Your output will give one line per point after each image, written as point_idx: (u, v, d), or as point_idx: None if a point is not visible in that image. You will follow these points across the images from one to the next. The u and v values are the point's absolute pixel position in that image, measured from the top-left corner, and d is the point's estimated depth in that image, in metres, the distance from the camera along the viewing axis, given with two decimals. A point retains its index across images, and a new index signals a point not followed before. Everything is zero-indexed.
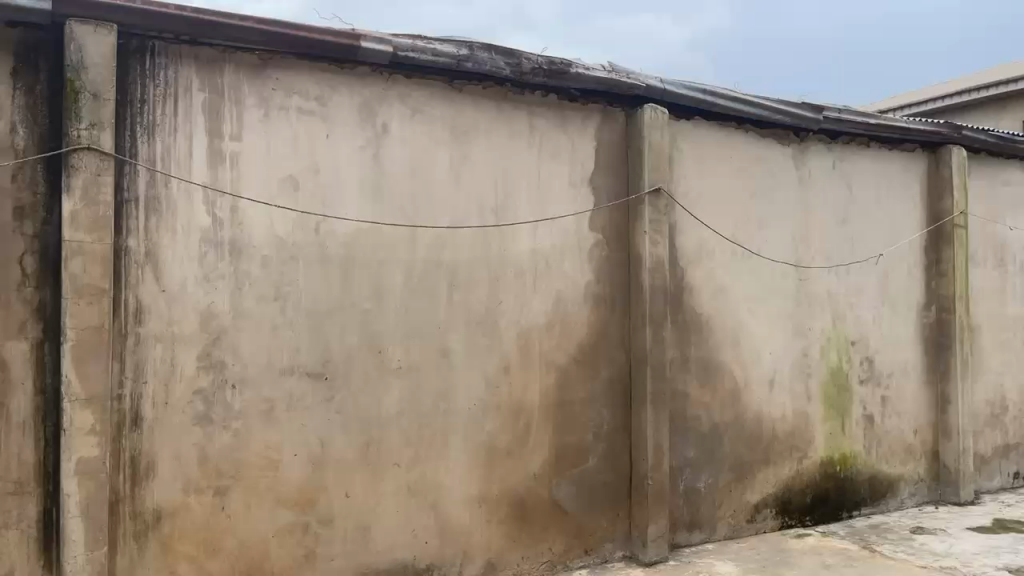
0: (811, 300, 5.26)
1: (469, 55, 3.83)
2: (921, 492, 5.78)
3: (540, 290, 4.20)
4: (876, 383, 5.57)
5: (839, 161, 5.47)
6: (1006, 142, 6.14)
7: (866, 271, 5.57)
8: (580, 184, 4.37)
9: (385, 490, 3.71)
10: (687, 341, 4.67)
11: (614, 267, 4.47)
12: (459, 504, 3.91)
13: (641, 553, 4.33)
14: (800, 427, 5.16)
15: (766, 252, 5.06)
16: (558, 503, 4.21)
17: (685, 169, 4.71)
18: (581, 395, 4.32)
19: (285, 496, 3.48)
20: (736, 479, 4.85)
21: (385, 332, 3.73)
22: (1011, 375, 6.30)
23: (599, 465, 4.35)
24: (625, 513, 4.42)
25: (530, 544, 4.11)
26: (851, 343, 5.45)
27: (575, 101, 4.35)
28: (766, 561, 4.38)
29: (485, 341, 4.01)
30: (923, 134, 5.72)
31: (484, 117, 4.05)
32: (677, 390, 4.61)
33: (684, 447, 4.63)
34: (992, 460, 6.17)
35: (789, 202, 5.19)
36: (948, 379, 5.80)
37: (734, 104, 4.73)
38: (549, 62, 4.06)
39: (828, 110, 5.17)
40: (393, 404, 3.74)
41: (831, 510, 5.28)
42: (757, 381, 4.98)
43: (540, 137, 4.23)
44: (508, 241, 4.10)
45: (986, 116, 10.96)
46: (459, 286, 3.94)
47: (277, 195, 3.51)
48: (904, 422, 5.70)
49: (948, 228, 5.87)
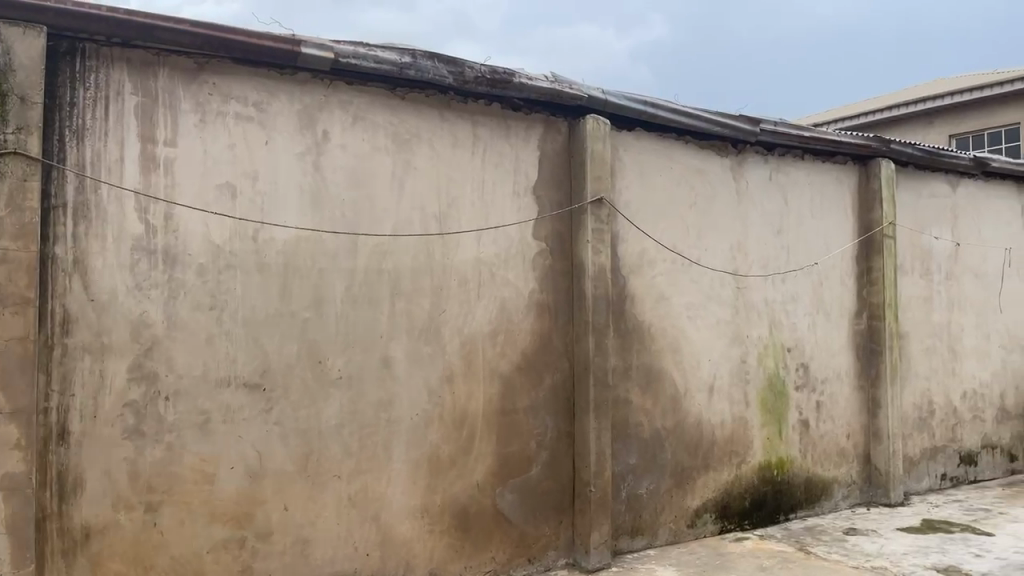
0: (749, 309, 5.39)
1: (412, 63, 3.81)
2: (854, 495, 5.96)
3: (483, 298, 4.20)
4: (811, 389, 5.72)
5: (775, 172, 5.62)
6: (931, 155, 6.39)
7: (801, 280, 5.73)
8: (523, 193, 4.39)
9: (325, 502, 3.65)
10: (629, 349, 4.73)
11: (557, 276, 4.50)
12: (401, 515, 3.87)
13: (584, 560, 4.35)
14: (739, 432, 5.27)
15: (705, 261, 5.15)
16: (502, 512, 4.20)
17: (627, 179, 4.77)
18: (524, 404, 4.33)
19: (221, 511, 3.39)
20: (677, 485, 4.92)
21: (325, 342, 3.68)
22: (937, 379, 6.55)
23: (542, 474, 4.36)
24: (568, 520, 4.44)
25: (473, 554, 4.08)
26: (787, 350, 5.59)
27: (518, 110, 4.38)
28: (706, 565, 4.45)
29: (428, 350, 3.99)
30: (853, 147, 5.92)
31: (427, 125, 4.03)
32: (619, 397, 4.66)
33: (626, 454, 4.68)
34: (920, 462, 6.40)
35: (727, 212, 5.31)
36: (879, 384, 6.00)
37: (675, 115, 4.82)
38: (492, 71, 4.07)
39: (764, 123, 5.31)
40: (334, 415, 3.69)
41: (768, 513, 5.40)
42: (698, 388, 5.06)
43: (483, 146, 4.24)
44: (451, 250, 4.09)
45: (913, 131, 11.45)
46: (401, 295, 3.91)
47: (212, 203, 3.43)
48: (837, 426, 5.87)
49: (877, 238, 6.08)
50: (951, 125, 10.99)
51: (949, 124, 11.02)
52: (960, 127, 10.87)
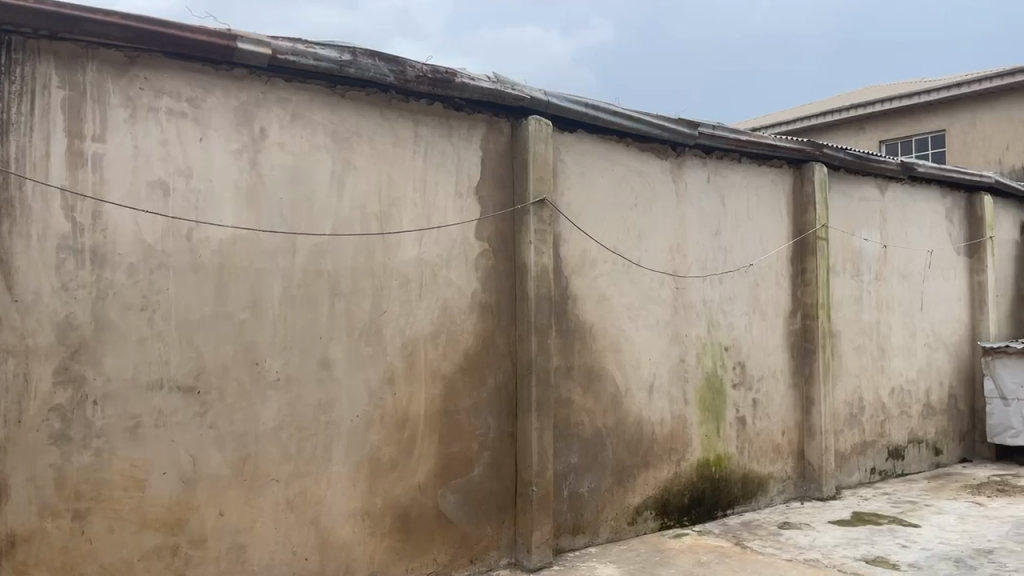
0: (688, 309, 5.48)
1: (352, 61, 3.76)
2: (788, 490, 6.12)
3: (426, 299, 4.18)
4: (747, 388, 5.86)
5: (713, 176, 5.74)
6: (862, 160, 6.60)
7: (738, 280, 5.85)
8: (466, 193, 4.39)
9: (263, 506, 3.58)
10: (571, 349, 4.76)
11: (499, 276, 4.51)
12: (340, 518, 3.82)
13: (526, 560, 4.37)
14: (678, 430, 5.36)
15: (645, 262, 5.23)
16: (443, 514, 4.18)
17: (569, 180, 4.80)
18: (467, 404, 4.32)
19: (153, 517, 3.30)
20: (618, 483, 4.98)
21: (262, 343, 3.61)
22: (867, 377, 6.78)
23: (484, 474, 4.36)
24: (510, 520, 4.45)
25: (414, 556, 4.06)
26: (724, 350, 5.71)
27: (460, 110, 4.37)
28: (645, 562, 4.52)
29: (369, 351, 3.95)
30: (788, 151, 6.08)
31: (368, 124, 3.99)
32: (561, 397, 4.69)
33: (568, 454, 4.71)
34: (851, 457, 6.61)
35: (667, 214, 5.39)
36: (813, 381, 6.17)
37: (616, 118, 4.88)
38: (434, 70, 4.05)
39: (703, 126, 5.41)
40: (271, 418, 3.62)
41: (706, 510, 5.51)
42: (638, 387, 5.13)
43: (425, 146, 4.22)
44: (393, 251, 4.06)
45: (846, 136, 11.83)
46: (342, 295, 3.86)
47: (144, 201, 3.33)
48: (773, 423, 6.02)
49: (811, 240, 6.26)
50: (881, 131, 11.38)
51: (879, 130, 11.41)
52: (890, 132, 11.27)
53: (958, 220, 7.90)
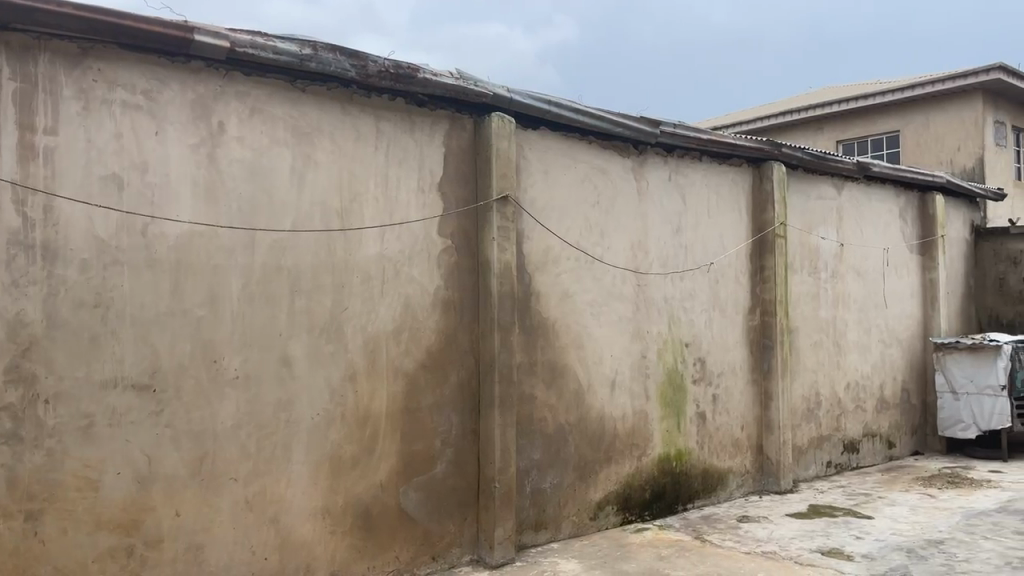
0: (649, 306, 5.53)
1: (313, 55, 3.73)
2: (747, 484, 6.22)
3: (388, 296, 4.16)
4: (707, 383, 5.93)
5: (674, 174, 5.79)
6: (819, 160, 6.72)
7: (698, 278, 5.93)
8: (428, 190, 4.37)
9: (221, 506, 3.53)
10: (534, 345, 4.77)
11: (462, 273, 4.50)
12: (300, 517, 3.78)
13: (488, 556, 4.38)
14: (639, 426, 5.41)
15: (607, 259, 5.26)
16: (405, 512, 4.17)
17: (532, 177, 4.81)
18: (429, 401, 4.31)
19: (108, 517, 3.23)
20: (580, 479, 5.01)
21: (221, 341, 3.56)
22: (824, 372, 6.91)
23: (446, 471, 4.35)
24: (473, 517, 4.46)
25: (376, 555, 4.03)
26: (685, 346, 5.78)
27: (423, 106, 4.36)
28: (606, 556, 4.55)
29: (330, 348, 3.92)
30: (747, 150, 6.16)
31: (329, 119, 3.95)
32: (524, 393, 4.70)
33: (530, 450, 4.72)
34: (808, 451, 6.73)
35: (629, 212, 5.43)
36: (771, 377, 6.27)
37: (578, 116, 4.90)
38: (396, 66, 4.03)
39: (664, 125, 5.47)
40: (230, 417, 3.57)
41: (667, 504, 5.57)
42: (600, 383, 5.17)
43: (387, 141, 4.19)
44: (354, 247, 4.03)
45: (804, 135, 12.03)
46: (302, 292, 3.82)
47: (97, 195, 3.26)
48: (732, 418, 6.11)
49: (770, 238, 6.35)
50: (838, 131, 11.60)
51: (836, 130, 11.63)
52: (847, 133, 11.50)
53: (911, 219, 8.09)
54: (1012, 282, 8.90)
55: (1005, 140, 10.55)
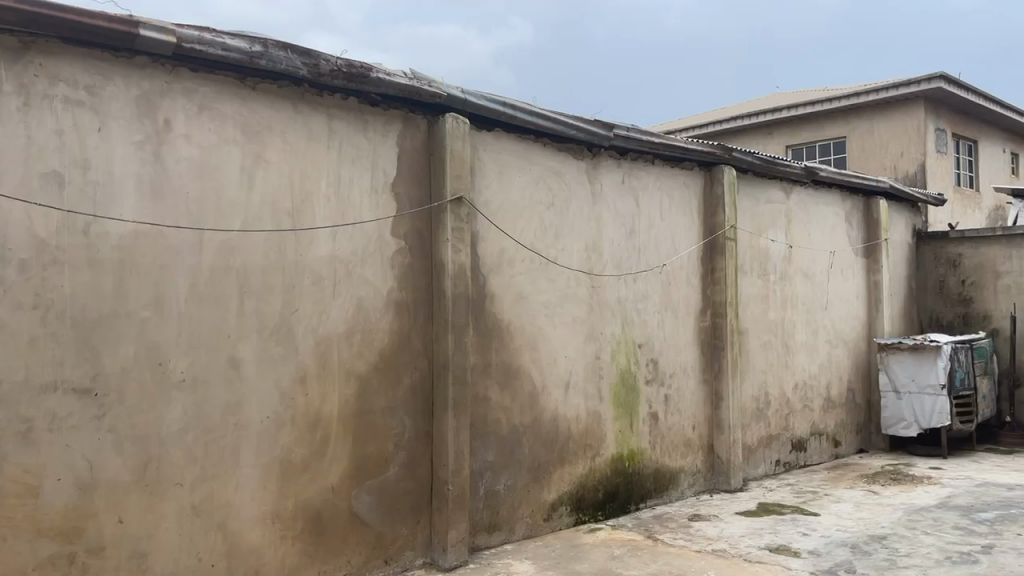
0: (603, 307, 5.58)
1: (263, 52, 3.67)
2: (698, 483, 6.31)
3: (340, 297, 4.11)
4: (659, 384, 6.00)
5: (627, 176, 5.85)
6: (768, 164, 6.86)
7: (651, 279, 6.00)
8: (382, 190, 4.33)
9: (166, 512, 3.44)
10: (488, 346, 4.77)
11: (415, 274, 4.47)
12: (249, 522, 3.71)
13: (441, 559, 4.36)
14: (593, 427, 5.44)
15: (561, 260, 5.29)
16: (357, 515, 4.12)
17: (487, 178, 4.81)
18: (381, 404, 4.27)
19: (47, 525, 3.13)
20: (533, 480, 5.02)
21: (166, 343, 3.47)
22: (773, 372, 7.05)
23: (399, 474, 4.32)
24: (426, 520, 4.44)
25: (328, 559, 3.98)
26: (638, 347, 5.84)
27: (376, 106, 4.32)
28: (560, 557, 4.57)
29: (280, 350, 3.86)
30: (699, 154, 6.26)
31: (280, 117, 3.89)
32: (478, 395, 4.69)
33: (484, 452, 4.72)
34: (757, 450, 6.86)
35: (583, 214, 5.47)
36: (721, 377, 6.38)
37: (533, 118, 4.92)
38: (348, 65, 4.00)
39: (617, 128, 5.52)
40: (175, 420, 3.49)
41: (620, 504, 5.61)
42: (554, 385, 5.19)
43: (339, 141, 4.14)
44: (305, 246, 3.98)
45: (755, 140, 12.27)
46: (251, 293, 3.76)
47: (38, 193, 3.16)
48: (684, 418, 6.19)
49: (721, 240, 6.46)
50: (787, 136, 11.85)
51: (786, 136, 11.89)
52: (796, 138, 11.76)
53: (856, 223, 8.31)
54: (951, 284, 9.19)
55: (945, 147, 10.90)
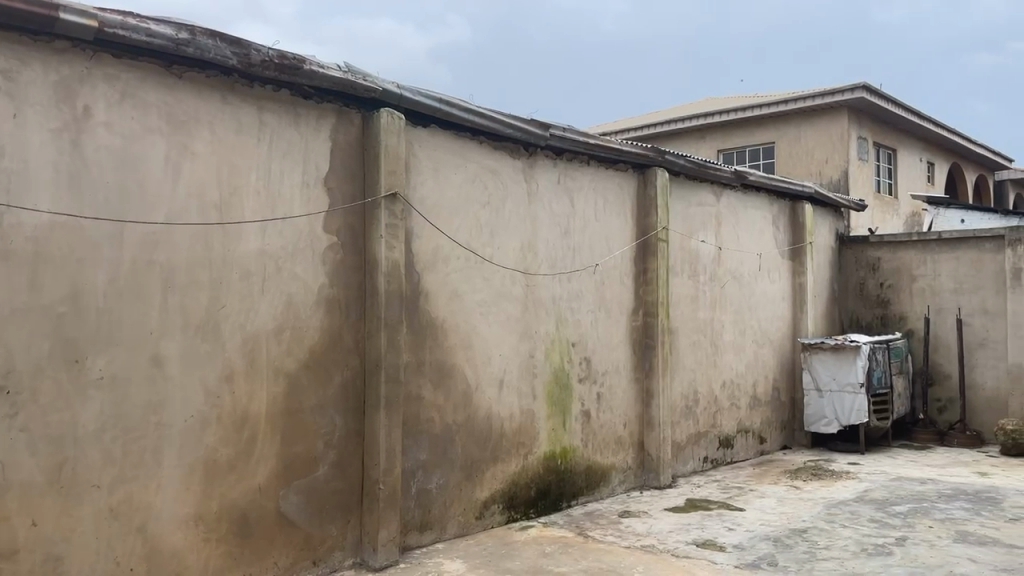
0: (538, 306, 5.60)
1: (190, 40, 3.57)
2: (629, 480, 6.40)
3: (269, 293, 4.02)
4: (592, 382, 6.07)
5: (563, 176, 5.89)
6: (700, 167, 7.01)
7: (585, 278, 6.05)
8: (314, 184, 4.25)
9: (82, 515, 3.30)
10: (421, 345, 4.73)
11: (348, 271, 4.41)
12: (170, 524, 3.59)
13: (371, 559, 4.32)
14: (526, 424, 5.47)
15: (496, 259, 5.29)
16: (285, 516, 4.04)
17: (422, 175, 4.77)
18: (311, 402, 4.20)
19: None
20: (466, 478, 5.00)
21: (84, 339, 3.34)
22: (701, 371, 7.21)
23: (329, 474, 4.26)
24: (356, 520, 4.38)
25: (254, 562, 3.89)
26: (571, 346, 5.89)
27: (309, 99, 4.25)
28: (491, 555, 4.57)
29: (205, 348, 3.75)
30: (633, 156, 6.35)
31: (208, 107, 3.78)
32: (411, 393, 4.66)
33: (417, 450, 4.68)
34: (686, 447, 7.00)
35: (518, 213, 5.48)
36: (652, 376, 6.49)
37: (469, 115, 4.91)
38: (280, 56, 3.92)
39: (554, 128, 5.56)
40: (93, 419, 3.35)
41: (552, 502, 5.65)
42: (488, 383, 5.18)
43: (270, 134, 4.05)
44: (233, 241, 3.87)
45: (687, 144, 12.51)
46: (176, 289, 3.64)
47: None
48: (615, 416, 6.27)
49: (653, 241, 6.57)
50: (718, 141, 12.13)
51: (717, 140, 12.16)
52: (727, 143, 12.04)
53: (783, 226, 8.57)
54: (870, 286, 9.58)
55: (867, 154, 11.33)
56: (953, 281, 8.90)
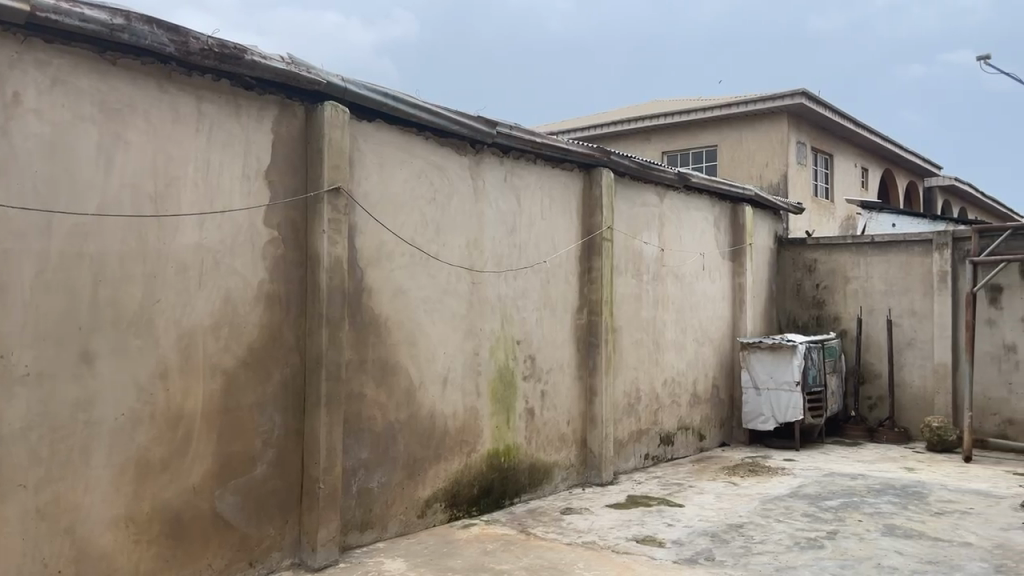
0: (483, 304, 5.60)
1: (126, 26, 3.45)
2: (571, 477, 6.45)
3: (205, 288, 3.92)
4: (536, 380, 6.09)
5: (509, 174, 5.89)
6: (644, 168, 7.10)
7: (530, 276, 6.07)
8: (254, 177, 4.16)
9: (6, 516, 3.16)
10: (364, 342, 4.68)
11: (289, 266, 4.33)
12: (100, 525, 3.47)
13: (310, 559, 4.25)
14: (470, 422, 5.45)
15: (442, 256, 5.26)
16: (220, 516, 3.95)
17: (366, 170, 4.71)
18: (250, 400, 4.11)
19: None
20: (408, 477, 4.97)
21: (9, 335, 3.19)
22: (643, 370, 7.30)
23: (266, 473, 4.18)
24: (294, 520, 4.31)
25: (188, 564, 3.78)
26: (516, 343, 5.89)
27: (250, 90, 4.15)
28: (432, 554, 4.55)
29: (138, 343, 3.63)
30: (579, 155, 6.40)
31: (143, 96, 3.66)
32: (352, 391, 4.60)
33: (358, 448, 4.62)
34: (628, 445, 7.08)
35: (464, 210, 5.46)
36: (596, 374, 6.55)
37: (415, 110, 4.88)
38: (220, 45, 3.82)
39: (500, 125, 5.57)
40: (18, 417, 3.22)
41: (494, 500, 5.64)
42: (431, 381, 5.16)
43: (209, 125, 3.95)
44: (169, 234, 3.76)
45: (633, 145, 12.67)
46: (107, 282, 3.52)
47: None
48: (559, 414, 6.31)
49: (598, 240, 6.63)
50: (663, 143, 12.30)
51: (662, 142, 12.33)
52: (671, 145, 12.22)
53: (724, 228, 8.75)
54: (807, 288, 9.85)
55: (805, 159, 11.64)
56: (884, 283, 9.20)
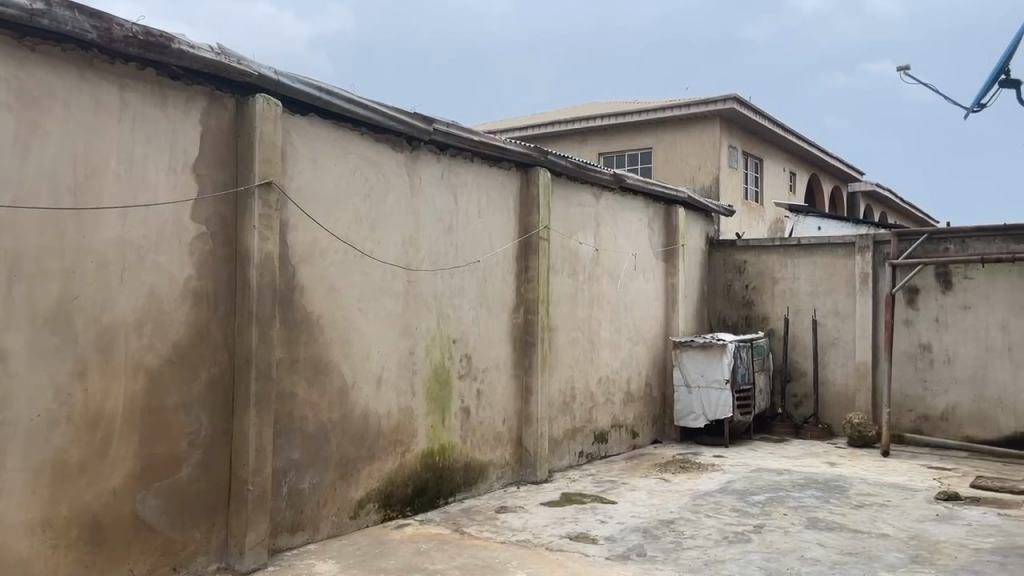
0: (419, 302, 5.55)
1: (45, 10, 3.30)
2: (507, 476, 6.45)
3: (128, 284, 3.77)
4: (472, 379, 6.08)
5: (447, 172, 5.87)
6: (581, 168, 7.17)
7: (467, 274, 6.06)
8: (181, 170, 4.03)
9: None
10: (295, 341, 4.59)
11: (217, 262, 4.21)
12: (13, 531, 3.31)
13: (237, 563, 4.15)
14: (404, 421, 5.40)
15: (377, 253, 5.20)
16: (142, 520, 3.81)
17: (299, 165, 4.62)
18: (175, 400, 3.98)
19: None
20: (341, 477, 4.89)
21: None
22: (578, 368, 7.37)
23: (193, 475, 4.05)
24: (221, 522, 4.20)
25: (108, 569, 3.64)
26: (452, 342, 5.87)
27: (177, 80, 4.02)
28: (365, 555, 4.49)
29: (56, 341, 3.48)
30: (516, 154, 6.42)
31: (63, 83, 3.51)
32: (283, 391, 4.50)
33: (289, 449, 4.53)
34: (563, 443, 7.14)
35: (400, 207, 5.41)
36: (531, 373, 6.58)
37: (350, 106, 4.82)
38: (145, 32, 3.69)
39: (437, 123, 5.55)
40: None
41: (429, 500, 5.61)
42: (365, 380, 5.09)
43: (133, 115, 3.80)
44: (89, 227, 3.61)
45: (570, 146, 12.77)
46: (22, 277, 3.36)
47: None
48: (495, 412, 6.31)
49: (534, 239, 6.66)
50: (600, 144, 12.43)
51: (599, 143, 12.47)
52: (607, 146, 12.37)
53: (658, 228, 8.90)
54: (737, 288, 10.10)
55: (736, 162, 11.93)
56: (810, 284, 9.51)
